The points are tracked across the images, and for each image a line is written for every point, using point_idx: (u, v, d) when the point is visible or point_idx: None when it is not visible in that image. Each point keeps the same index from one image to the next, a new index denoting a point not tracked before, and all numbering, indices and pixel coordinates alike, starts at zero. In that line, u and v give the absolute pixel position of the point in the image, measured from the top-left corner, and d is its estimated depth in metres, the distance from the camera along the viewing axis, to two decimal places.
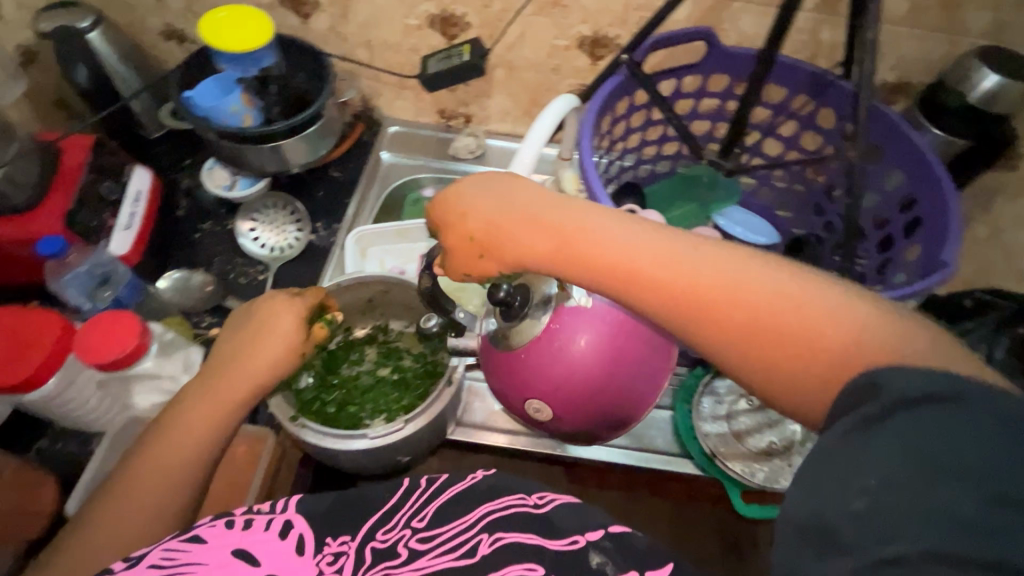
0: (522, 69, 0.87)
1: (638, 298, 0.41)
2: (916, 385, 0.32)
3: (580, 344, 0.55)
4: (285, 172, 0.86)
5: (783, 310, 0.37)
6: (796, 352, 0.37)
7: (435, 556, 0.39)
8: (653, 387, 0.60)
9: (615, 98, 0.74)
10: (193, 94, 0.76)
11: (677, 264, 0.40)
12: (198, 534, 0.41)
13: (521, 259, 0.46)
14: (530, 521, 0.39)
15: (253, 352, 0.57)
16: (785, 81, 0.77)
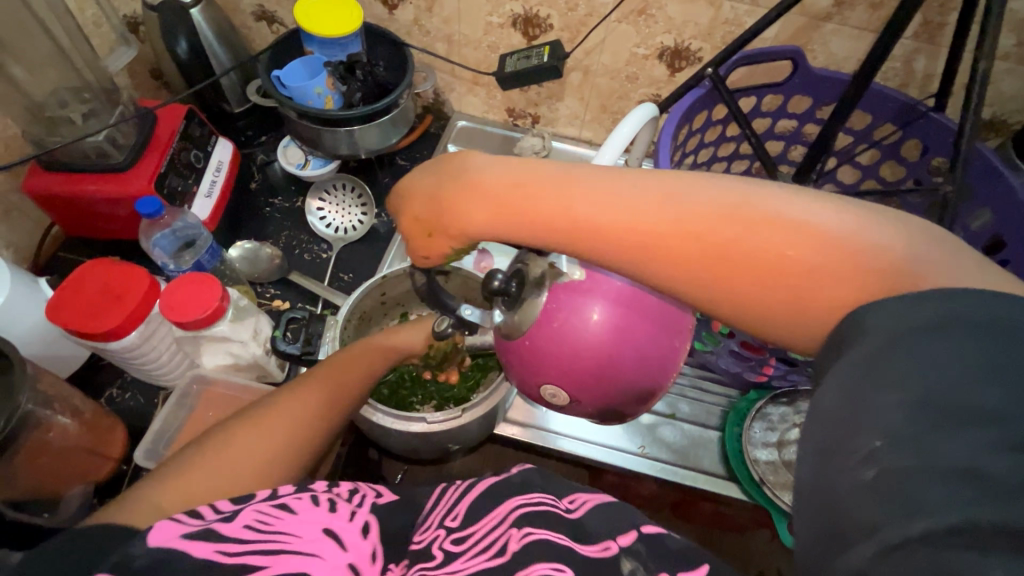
0: (598, 74, 0.87)
1: (615, 256, 0.37)
2: (913, 319, 0.28)
3: (591, 319, 0.50)
4: (354, 156, 0.88)
5: (756, 242, 0.34)
6: (785, 287, 0.33)
7: (469, 557, 0.37)
8: (663, 362, 0.53)
9: (694, 111, 0.73)
10: (282, 73, 0.80)
11: (664, 205, 0.36)
12: (285, 503, 0.38)
13: (476, 230, 0.41)
14: (562, 522, 0.38)
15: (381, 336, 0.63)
16: (872, 107, 0.75)
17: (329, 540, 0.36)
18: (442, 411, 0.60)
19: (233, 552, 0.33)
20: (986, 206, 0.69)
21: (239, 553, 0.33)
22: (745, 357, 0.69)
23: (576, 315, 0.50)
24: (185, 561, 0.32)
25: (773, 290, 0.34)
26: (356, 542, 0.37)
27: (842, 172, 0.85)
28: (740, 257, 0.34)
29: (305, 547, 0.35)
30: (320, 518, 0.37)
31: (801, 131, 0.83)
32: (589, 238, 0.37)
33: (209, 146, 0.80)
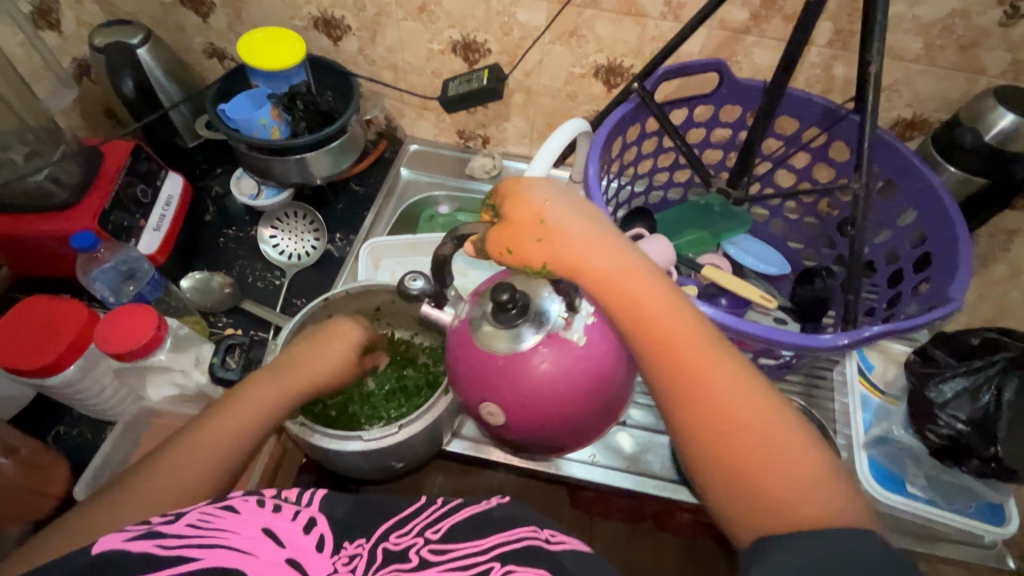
0: (540, 94, 0.90)
1: (649, 349, 0.45)
2: (845, 543, 0.35)
3: (549, 368, 0.52)
4: (308, 183, 0.90)
5: (746, 417, 0.41)
6: (751, 460, 0.40)
7: (445, 569, 0.36)
8: (599, 429, 0.58)
9: (626, 124, 0.76)
10: (227, 107, 0.82)
11: (703, 344, 0.44)
12: (231, 504, 0.39)
13: (569, 266, 0.49)
14: (540, 557, 0.36)
15: (318, 353, 0.59)
16: (797, 113, 0.78)
17: (266, 539, 0.36)
18: (380, 429, 0.60)
19: (171, 546, 0.34)
20: (911, 203, 0.71)
21: (173, 547, 0.34)
22: None
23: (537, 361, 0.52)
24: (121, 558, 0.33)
25: (731, 440, 0.41)
26: (299, 541, 0.37)
27: (779, 176, 0.88)
28: (734, 406, 0.42)
29: (240, 545, 0.35)
30: (260, 518, 0.38)
31: (736, 139, 0.86)
32: (645, 325, 0.46)
33: (159, 180, 0.81)
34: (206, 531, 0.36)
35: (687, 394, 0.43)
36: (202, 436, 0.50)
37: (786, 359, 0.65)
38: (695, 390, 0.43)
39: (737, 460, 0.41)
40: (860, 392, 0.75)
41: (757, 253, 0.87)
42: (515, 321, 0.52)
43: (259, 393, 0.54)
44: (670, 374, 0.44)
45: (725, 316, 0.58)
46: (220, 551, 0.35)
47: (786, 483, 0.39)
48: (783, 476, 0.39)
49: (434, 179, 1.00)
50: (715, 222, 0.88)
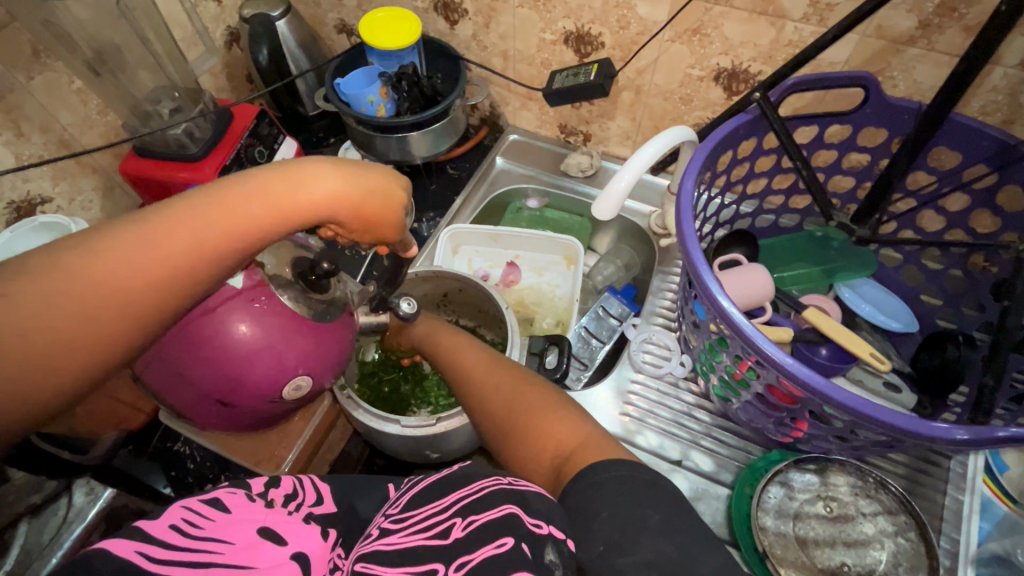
0: (650, 95, 0.84)
1: (489, 398, 0.57)
2: (634, 470, 0.43)
3: (241, 331, 0.53)
4: (407, 162, 0.92)
5: (555, 421, 0.51)
6: (564, 444, 0.49)
7: (407, 534, 0.38)
8: (211, 379, 0.54)
9: (738, 137, 0.68)
10: (343, 82, 0.86)
11: (531, 387, 0.56)
12: (219, 500, 0.38)
13: (451, 348, 0.65)
14: (506, 495, 0.40)
15: (365, 193, 0.44)
16: (960, 145, 0.64)
17: (269, 539, 0.36)
18: (418, 418, 0.62)
19: (160, 557, 0.33)
20: None
21: (167, 559, 0.33)
22: (768, 413, 0.63)
23: (241, 316, 0.53)
24: (107, 561, 0.31)
25: (543, 423, 0.51)
26: (300, 536, 0.38)
27: (923, 218, 0.74)
28: (533, 411, 0.53)
29: (239, 553, 0.34)
30: (255, 518, 0.37)
31: (873, 168, 0.74)
32: (488, 383, 0.58)
33: (276, 144, 0.88)
34: (203, 538, 0.34)
35: (515, 433, 0.53)
36: (196, 227, 0.36)
37: (889, 438, 0.54)
38: (504, 410, 0.55)
39: (551, 445, 0.49)
40: (982, 494, 0.62)
41: (875, 302, 0.75)
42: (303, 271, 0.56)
43: (243, 191, 0.39)
44: (497, 418, 0.55)
45: (813, 374, 0.50)
46: (220, 563, 0.33)
47: (579, 438, 0.48)
48: (580, 443, 0.48)
49: (528, 171, 0.98)
50: (830, 258, 0.77)
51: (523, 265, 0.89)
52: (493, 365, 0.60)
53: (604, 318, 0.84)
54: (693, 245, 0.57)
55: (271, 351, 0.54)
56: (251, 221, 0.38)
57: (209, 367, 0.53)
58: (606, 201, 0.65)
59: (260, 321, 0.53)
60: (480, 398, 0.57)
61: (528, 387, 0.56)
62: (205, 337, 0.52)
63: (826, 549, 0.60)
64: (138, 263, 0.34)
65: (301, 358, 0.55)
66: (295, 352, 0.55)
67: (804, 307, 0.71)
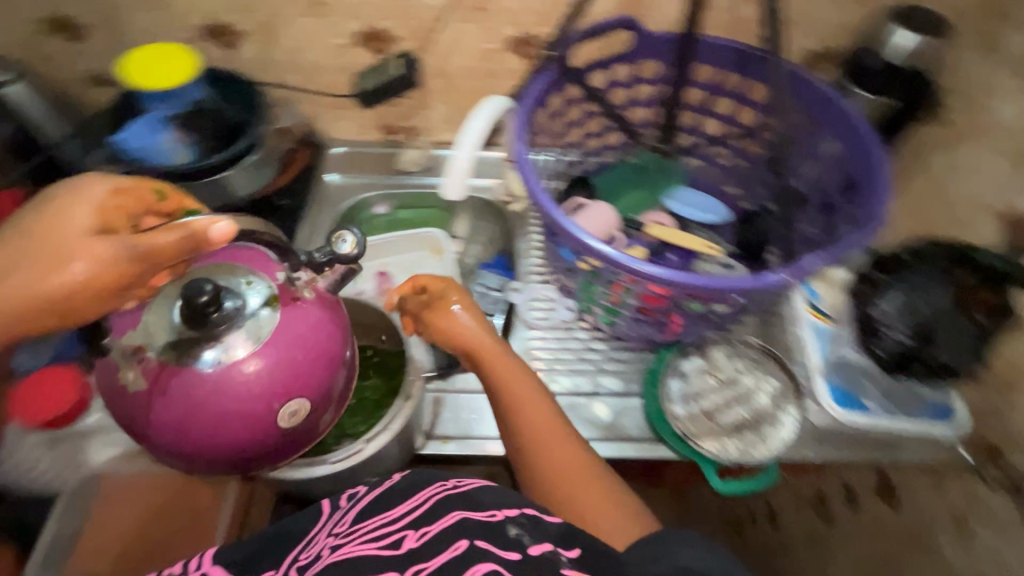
0: (457, 76, 0.87)
1: (528, 435, 0.58)
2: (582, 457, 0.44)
3: (255, 375, 0.51)
4: (234, 207, 0.83)
5: (580, 471, 0.55)
6: (596, 495, 0.53)
7: (356, 543, 0.41)
8: (206, 448, 0.52)
9: (548, 96, 0.75)
10: (125, 136, 0.75)
11: (557, 426, 0.59)
12: None
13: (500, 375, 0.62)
14: (451, 500, 0.43)
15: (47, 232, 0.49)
16: (712, 60, 0.78)
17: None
18: (344, 449, 0.60)
19: None
20: (830, 133, 0.73)
21: None
22: (649, 321, 0.72)
23: (246, 358, 0.50)
24: None
25: (537, 424, 0.58)
26: None
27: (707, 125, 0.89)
28: (533, 418, 0.59)
29: None
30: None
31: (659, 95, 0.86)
32: (523, 428, 0.58)
33: None
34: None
35: (544, 473, 0.56)
36: (15, 287, 0.47)
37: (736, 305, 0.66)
38: (533, 452, 0.57)
39: (538, 457, 0.57)
40: (811, 323, 0.78)
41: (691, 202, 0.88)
42: (205, 329, 0.50)
43: (22, 239, 0.49)
44: (528, 447, 0.57)
45: (671, 273, 0.59)
46: None
47: (596, 497, 0.53)
48: (564, 459, 0.56)
49: (365, 180, 0.96)
50: (651, 178, 0.89)
51: (394, 271, 0.88)
52: (541, 400, 0.60)
53: (486, 293, 0.87)
54: (544, 200, 0.62)
55: (280, 397, 0.51)
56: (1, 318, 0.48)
57: (210, 437, 0.51)
58: (453, 181, 0.67)
59: (231, 366, 0.50)
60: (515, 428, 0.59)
61: (553, 429, 0.58)
62: (207, 394, 0.50)
63: (724, 411, 0.71)
64: None
65: (277, 382, 0.51)
66: (268, 384, 0.51)
67: (644, 225, 0.82)
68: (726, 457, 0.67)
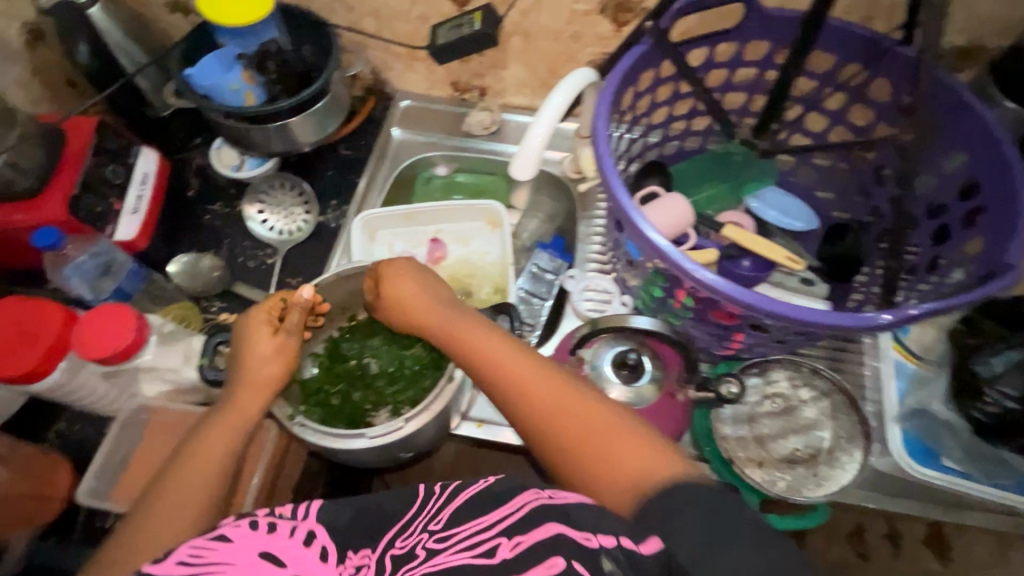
0: (539, 37, 0.81)
1: (511, 393, 0.51)
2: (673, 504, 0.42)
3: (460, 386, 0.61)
4: (295, 151, 0.83)
5: (581, 427, 0.48)
6: (596, 468, 0.47)
7: (453, 552, 0.37)
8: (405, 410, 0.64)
9: (639, 71, 0.68)
10: (193, 71, 0.73)
11: (527, 386, 0.50)
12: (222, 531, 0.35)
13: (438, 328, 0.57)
14: (546, 511, 0.37)
15: (248, 371, 0.53)
16: (833, 46, 0.68)
17: (266, 563, 0.34)
18: (384, 424, 0.57)
19: None
20: (960, 147, 0.64)
21: None
22: (716, 326, 0.65)
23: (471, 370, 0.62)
24: None
25: (507, 365, 0.52)
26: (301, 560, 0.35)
27: (809, 121, 0.78)
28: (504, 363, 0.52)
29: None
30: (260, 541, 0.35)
31: (762, 79, 0.76)
32: (518, 388, 0.51)
33: (131, 157, 0.75)
34: (198, 565, 0.33)
35: (555, 436, 0.49)
36: (224, 435, 0.50)
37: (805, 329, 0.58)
38: (531, 412, 0.50)
39: (507, 380, 0.51)
40: (893, 359, 0.68)
41: (779, 206, 0.81)
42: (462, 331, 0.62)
43: (220, 416, 0.51)
44: (543, 408, 0.49)
45: (741, 290, 0.53)
46: None
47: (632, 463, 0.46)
48: (564, 400, 0.49)
49: (429, 139, 0.93)
50: (737, 172, 0.82)
51: (447, 238, 0.84)
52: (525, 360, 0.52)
53: (540, 275, 0.83)
54: (616, 187, 0.57)
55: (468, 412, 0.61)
56: (209, 452, 0.49)
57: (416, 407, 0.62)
58: (524, 158, 0.60)
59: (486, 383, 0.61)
60: (505, 389, 0.51)
61: (558, 384, 0.51)
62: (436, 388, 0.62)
63: (780, 440, 0.65)
64: (174, 516, 0.45)
65: None
66: None
67: (721, 225, 0.76)
68: (772, 490, 0.62)
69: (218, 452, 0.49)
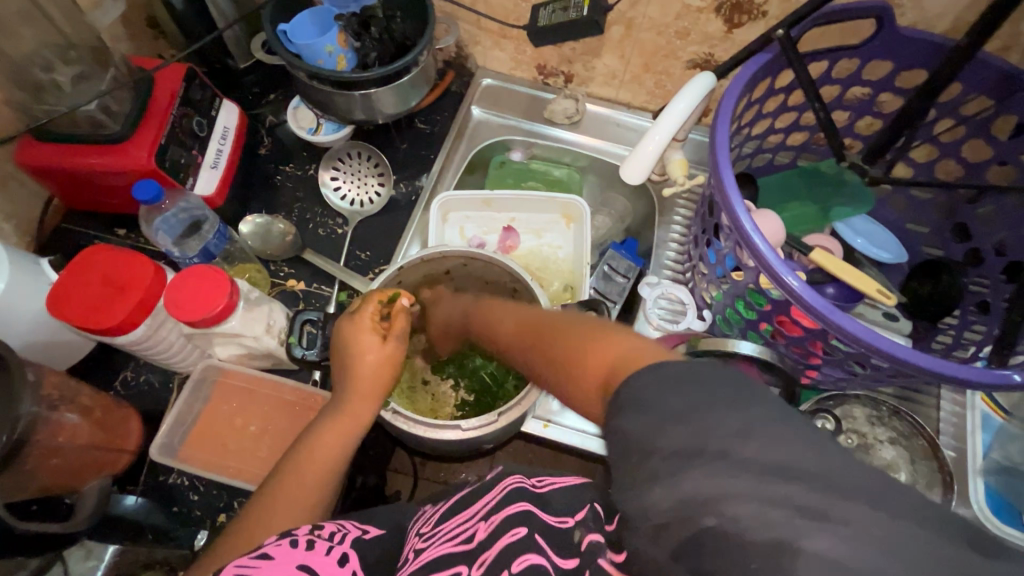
0: (642, 29, 0.77)
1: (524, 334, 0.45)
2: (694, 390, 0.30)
3: None
4: (373, 121, 0.81)
5: (572, 341, 0.39)
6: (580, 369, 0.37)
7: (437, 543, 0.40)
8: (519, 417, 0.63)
9: (758, 80, 0.64)
10: (288, 28, 0.71)
11: (536, 325, 0.44)
12: (266, 551, 0.39)
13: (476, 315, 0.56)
14: (523, 492, 0.40)
15: (356, 377, 0.51)
16: (964, 76, 0.64)
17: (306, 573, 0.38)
18: (479, 418, 0.57)
19: None
20: None
21: None
22: (809, 357, 0.63)
23: None
24: None
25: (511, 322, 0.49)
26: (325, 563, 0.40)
27: (915, 151, 0.74)
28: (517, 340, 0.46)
29: None
30: (294, 556, 0.39)
31: (874, 101, 0.73)
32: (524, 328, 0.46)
33: (213, 110, 0.73)
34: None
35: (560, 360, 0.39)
36: (332, 441, 0.50)
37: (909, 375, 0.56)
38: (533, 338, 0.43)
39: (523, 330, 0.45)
40: (981, 410, 0.66)
41: (868, 234, 0.78)
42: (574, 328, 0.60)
43: (329, 421, 0.50)
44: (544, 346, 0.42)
45: (867, 331, 0.51)
46: None
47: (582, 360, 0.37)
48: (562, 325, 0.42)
49: (508, 121, 0.90)
50: (828, 193, 0.78)
51: (520, 228, 0.82)
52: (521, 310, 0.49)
53: (612, 277, 0.80)
54: (734, 200, 0.54)
55: None
56: (321, 455, 0.49)
57: None
58: (636, 163, 0.60)
59: None
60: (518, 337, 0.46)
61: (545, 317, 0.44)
62: None
63: None
64: (291, 512, 0.47)
65: None
66: None
67: (810, 248, 0.74)
68: None
69: (334, 455, 0.50)
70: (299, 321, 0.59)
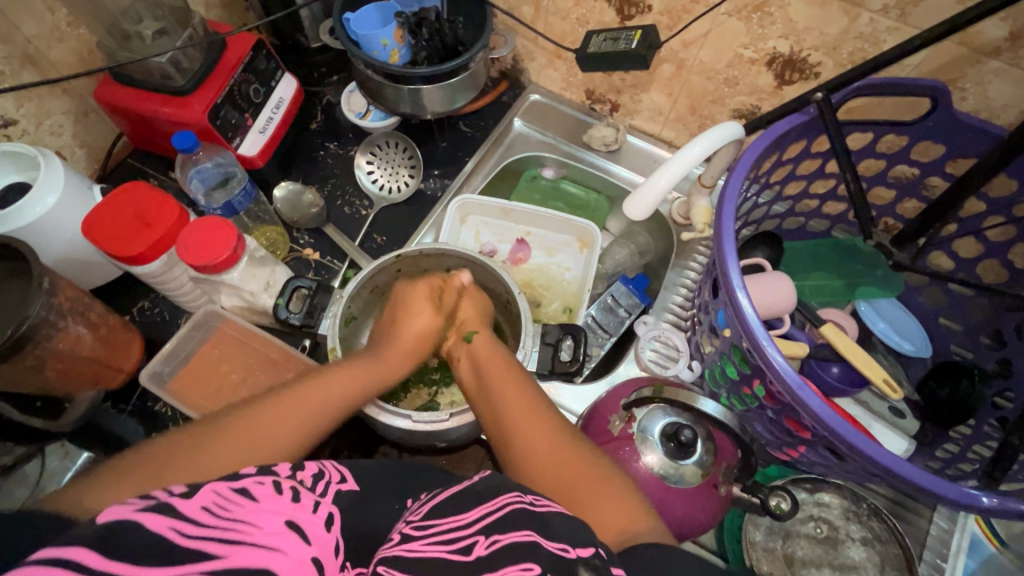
0: (693, 71, 0.76)
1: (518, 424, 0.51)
2: None
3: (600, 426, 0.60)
4: (417, 117, 0.84)
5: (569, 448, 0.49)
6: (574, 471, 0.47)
7: (428, 543, 0.37)
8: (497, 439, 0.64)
9: (791, 138, 0.62)
10: (353, 17, 0.76)
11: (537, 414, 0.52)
12: (246, 487, 0.37)
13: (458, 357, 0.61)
14: (527, 518, 0.38)
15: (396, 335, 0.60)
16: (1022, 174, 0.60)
17: (295, 533, 0.35)
18: (431, 413, 0.59)
19: (189, 534, 0.32)
20: None
21: (194, 536, 0.32)
22: (783, 431, 0.60)
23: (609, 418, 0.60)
24: (140, 533, 0.31)
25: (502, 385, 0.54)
26: (309, 524, 0.37)
27: (960, 244, 0.69)
28: (531, 421, 0.51)
29: (264, 539, 0.34)
30: (282, 509, 0.37)
31: (921, 183, 0.69)
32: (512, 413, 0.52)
33: (273, 81, 0.79)
34: (227, 518, 0.34)
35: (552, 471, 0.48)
36: (330, 389, 0.53)
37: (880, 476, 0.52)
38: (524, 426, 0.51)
39: (510, 407, 0.52)
40: (972, 533, 0.61)
41: (891, 320, 0.73)
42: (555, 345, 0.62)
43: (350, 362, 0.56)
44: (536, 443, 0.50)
45: (843, 423, 0.47)
46: (247, 543, 0.33)
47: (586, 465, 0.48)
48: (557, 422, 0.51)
49: (547, 139, 0.91)
50: (858, 272, 0.73)
51: (534, 243, 0.83)
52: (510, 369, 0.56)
53: (614, 309, 0.79)
54: (729, 256, 0.53)
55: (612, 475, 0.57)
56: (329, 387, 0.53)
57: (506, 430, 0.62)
58: (641, 199, 0.60)
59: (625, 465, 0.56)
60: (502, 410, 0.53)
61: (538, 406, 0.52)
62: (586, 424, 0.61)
63: (812, 569, 0.61)
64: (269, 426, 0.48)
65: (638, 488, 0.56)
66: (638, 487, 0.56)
67: (822, 322, 0.70)
68: None
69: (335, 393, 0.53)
70: (293, 285, 0.63)
